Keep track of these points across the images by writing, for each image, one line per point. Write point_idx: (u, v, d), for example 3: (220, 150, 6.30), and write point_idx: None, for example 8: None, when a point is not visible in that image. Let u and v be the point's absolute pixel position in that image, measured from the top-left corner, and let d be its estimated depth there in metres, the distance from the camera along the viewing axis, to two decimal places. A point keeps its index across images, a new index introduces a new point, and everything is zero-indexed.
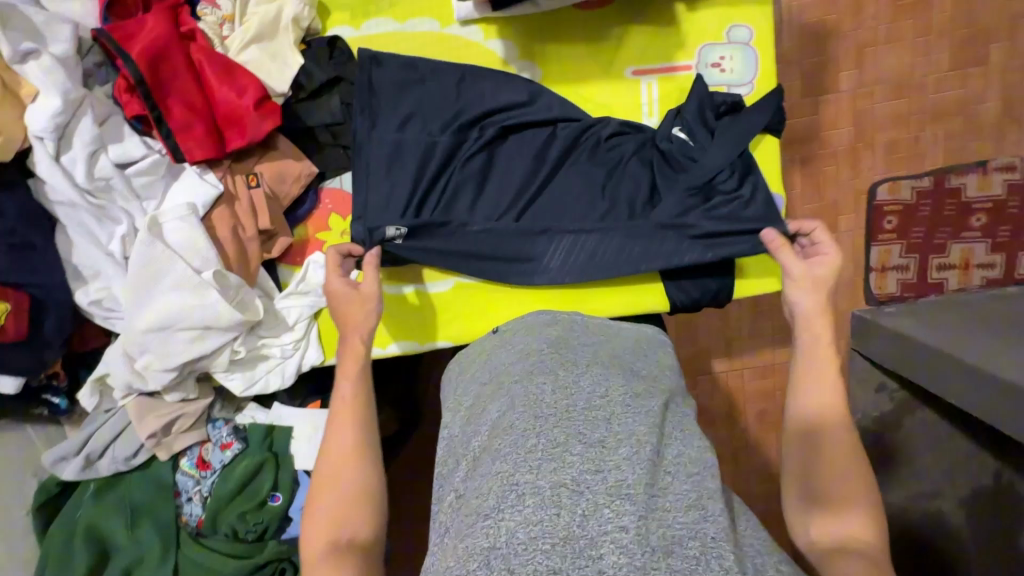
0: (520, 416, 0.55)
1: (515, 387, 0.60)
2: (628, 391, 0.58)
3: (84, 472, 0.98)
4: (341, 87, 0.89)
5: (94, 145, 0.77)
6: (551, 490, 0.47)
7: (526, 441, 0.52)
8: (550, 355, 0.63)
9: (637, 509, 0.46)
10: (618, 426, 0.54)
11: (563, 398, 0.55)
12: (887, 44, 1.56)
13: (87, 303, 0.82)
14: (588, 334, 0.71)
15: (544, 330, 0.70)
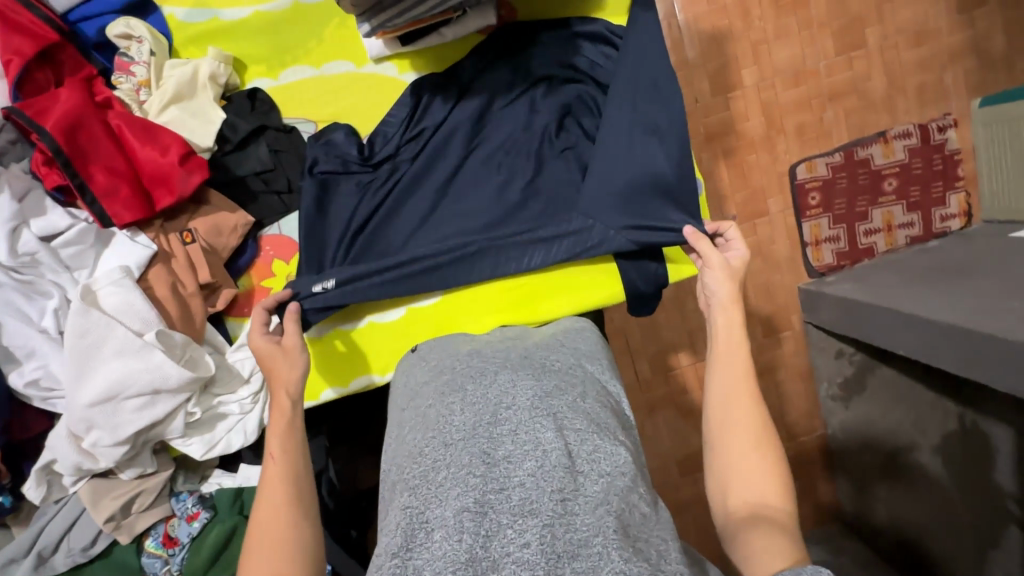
0: (431, 449, 0.60)
1: (429, 410, 0.66)
2: (537, 392, 0.65)
3: (39, 570, 0.92)
4: (267, 135, 0.92)
5: (15, 222, 0.75)
6: (455, 517, 0.52)
7: (434, 471, 0.57)
8: (460, 372, 0.70)
9: (541, 520, 0.52)
10: (524, 434, 0.60)
11: (469, 417, 0.62)
12: (778, 39, 1.71)
13: (23, 384, 0.79)
14: (498, 344, 0.78)
15: (464, 349, 0.77)
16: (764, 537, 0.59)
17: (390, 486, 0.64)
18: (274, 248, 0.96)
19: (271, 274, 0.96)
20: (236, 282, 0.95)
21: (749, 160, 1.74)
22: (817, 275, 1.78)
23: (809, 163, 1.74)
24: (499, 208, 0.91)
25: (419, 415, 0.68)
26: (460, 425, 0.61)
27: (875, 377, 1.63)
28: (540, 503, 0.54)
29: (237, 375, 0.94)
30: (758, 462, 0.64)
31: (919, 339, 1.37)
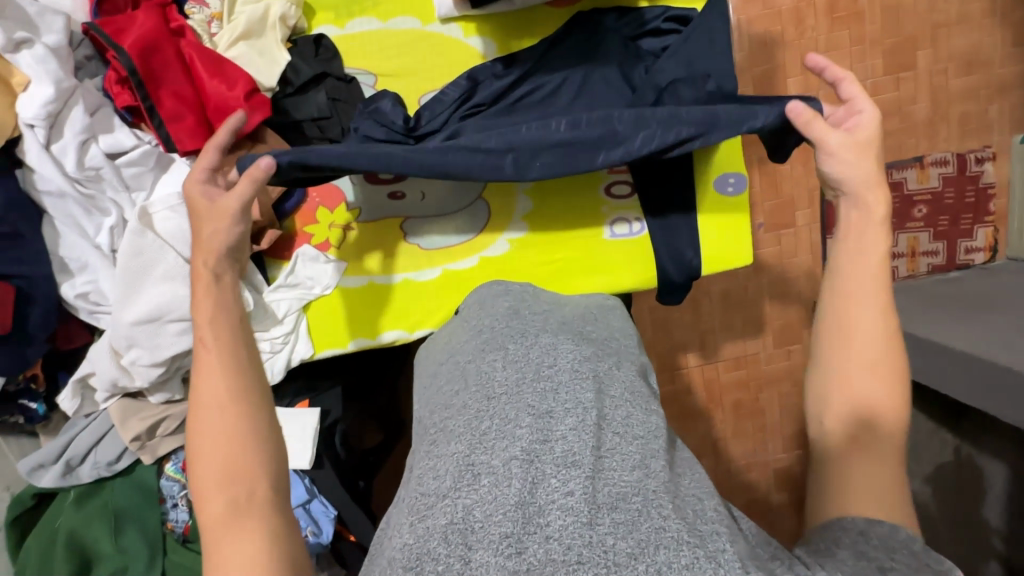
0: (476, 401, 0.63)
1: (470, 366, 0.69)
2: (577, 356, 0.67)
3: (65, 478, 0.95)
4: (327, 83, 0.93)
5: (85, 135, 0.76)
6: (504, 464, 0.56)
7: (479, 422, 0.61)
8: (500, 331, 0.72)
9: (584, 472, 0.55)
10: (564, 394, 0.62)
11: (513, 374, 0.65)
12: (828, 52, 1.70)
13: (73, 296, 0.81)
14: (536, 305, 0.79)
15: (501, 306, 0.78)
16: (869, 469, 0.56)
17: (429, 432, 0.66)
18: (320, 196, 1.00)
19: (315, 220, 1.00)
20: (281, 223, 1.00)
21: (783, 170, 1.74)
22: None
23: None
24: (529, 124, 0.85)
25: (458, 370, 0.71)
26: (504, 380, 0.64)
27: None
28: (582, 455, 0.57)
29: (272, 314, 0.97)
30: (875, 382, 0.60)
31: (932, 365, 1.41)
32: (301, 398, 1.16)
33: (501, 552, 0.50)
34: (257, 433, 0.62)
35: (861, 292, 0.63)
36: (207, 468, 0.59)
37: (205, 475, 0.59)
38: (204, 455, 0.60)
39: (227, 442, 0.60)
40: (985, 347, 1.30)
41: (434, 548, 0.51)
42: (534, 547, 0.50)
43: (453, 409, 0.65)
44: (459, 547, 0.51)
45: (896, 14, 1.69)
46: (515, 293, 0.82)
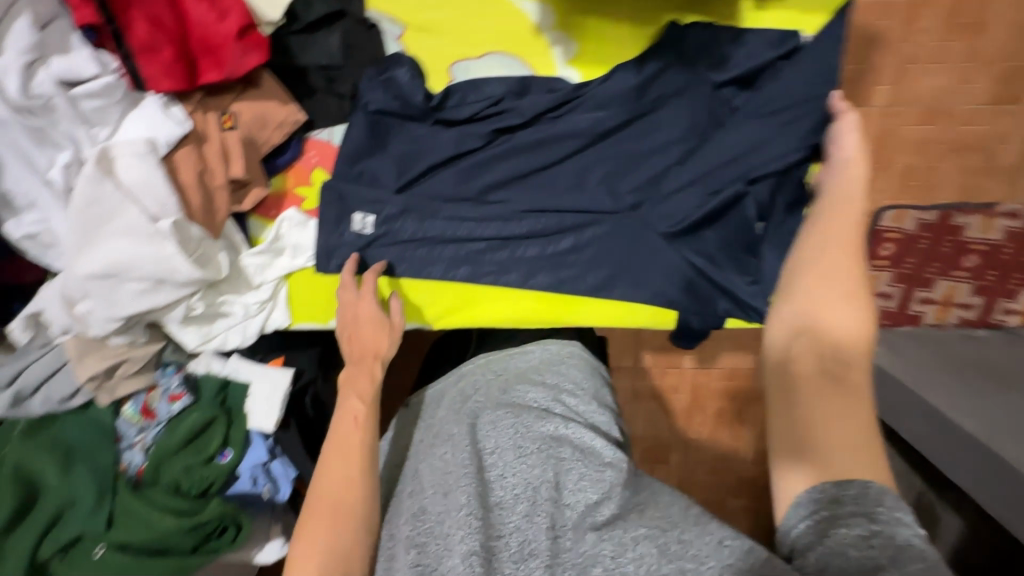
0: (430, 499, 0.62)
1: (417, 462, 0.68)
2: (519, 430, 0.67)
3: (14, 408, 0.90)
4: (342, 24, 0.77)
5: (32, 55, 0.62)
6: (463, 563, 0.54)
7: (433, 526, 0.59)
8: (444, 415, 0.72)
9: (542, 559, 0.54)
10: (512, 478, 0.62)
11: (457, 458, 0.64)
12: (931, 64, 1.46)
13: (19, 236, 0.71)
14: (483, 372, 0.77)
15: (451, 388, 0.77)
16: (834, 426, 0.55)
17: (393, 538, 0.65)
18: (317, 155, 0.85)
19: (307, 182, 0.86)
20: (269, 179, 0.86)
21: None
22: None
23: (898, 212, 1.56)
24: (556, 184, 0.83)
25: (408, 469, 0.69)
26: (450, 469, 0.63)
27: None
28: (538, 542, 0.56)
29: (246, 279, 0.87)
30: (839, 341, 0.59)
31: (929, 432, 1.32)
32: (273, 356, 1.07)
33: None
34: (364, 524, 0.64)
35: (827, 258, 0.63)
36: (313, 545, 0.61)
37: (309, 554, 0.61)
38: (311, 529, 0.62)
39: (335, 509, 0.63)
40: (997, 430, 1.21)
41: None
42: None
43: (409, 507, 0.63)
44: None
45: None
46: (486, 360, 0.81)
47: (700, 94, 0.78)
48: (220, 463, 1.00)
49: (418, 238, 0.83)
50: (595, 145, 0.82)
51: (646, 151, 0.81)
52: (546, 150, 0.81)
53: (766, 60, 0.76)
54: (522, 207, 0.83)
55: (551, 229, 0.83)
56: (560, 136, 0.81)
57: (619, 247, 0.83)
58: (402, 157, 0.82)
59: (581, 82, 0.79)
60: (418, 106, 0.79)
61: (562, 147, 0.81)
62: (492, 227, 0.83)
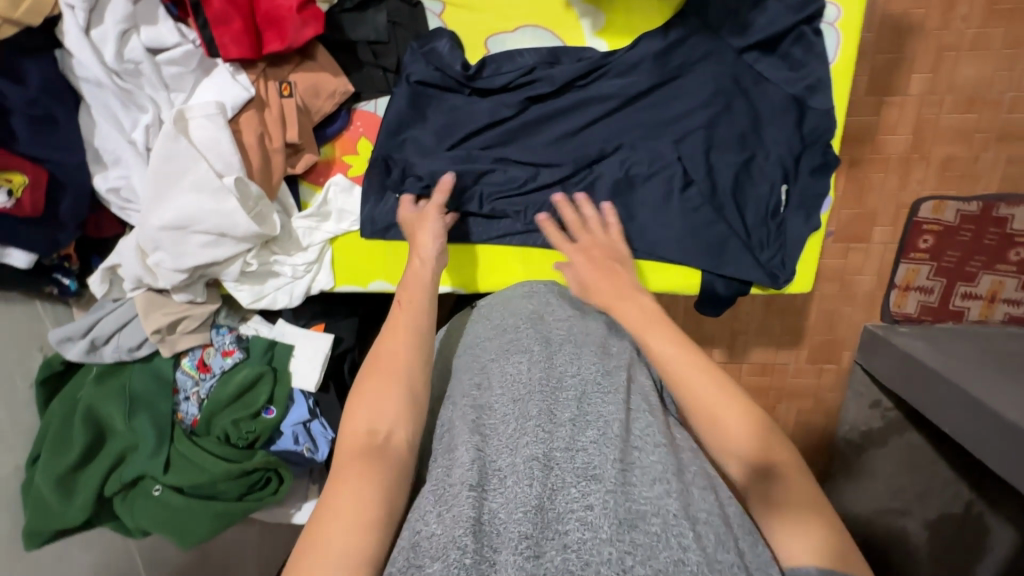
0: (501, 403, 0.64)
1: (495, 367, 0.70)
2: (601, 368, 0.67)
3: (89, 355, 1.00)
4: (390, 3, 0.85)
5: (126, 25, 0.71)
6: (524, 464, 0.56)
7: (504, 425, 0.61)
8: (527, 329, 0.74)
9: (605, 487, 0.54)
10: (588, 406, 0.63)
11: (538, 375, 0.66)
12: (972, 52, 1.44)
13: (105, 190, 0.80)
14: (564, 306, 0.78)
15: (528, 309, 0.78)
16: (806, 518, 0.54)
17: (444, 423, 0.67)
18: (364, 126, 0.92)
19: (354, 151, 0.93)
20: (319, 148, 0.93)
21: (874, 178, 1.54)
22: (889, 320, 1.61)
23: (938, 203, 1.53)
24: (587, 149, 0.87)
25: (481, 369, 0.71)
26: (528, 382, 0.65)
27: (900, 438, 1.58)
28: (603, 468, 0.55)
29: (295, 241, 0.94)
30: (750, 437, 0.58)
31: (970, 423, 1.27)
32: (316, 322, 1.14)
33: (520, 552, 0.49)
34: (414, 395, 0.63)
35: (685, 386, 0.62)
36: (371, 395, 0.62)
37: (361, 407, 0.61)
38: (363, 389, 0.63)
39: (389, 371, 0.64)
40: None
41: (460, 538, 0.49)
42: (552, 555, 0.49)
43: (470, 403, 0.66)
44: (480, 547, 0.50)
45: None
46: (541, 294, 0.81)
47: (724, 61, 0.82)
48: (265, 418, 1.07)
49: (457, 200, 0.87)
50: (623, 112, 0.86)
51: (670, 117, 0.85)
52: (578, 116, 0.87)
53: (787, 28, 0.79)
54: (555, 173, 0.87)
55: (583, 194, 0.88)
56: (586, 104, 0.86)
57: (646, 212, 0.87)
58: (443, 125, 0.88)
59: (609, 51, 0.84)
60: (456, 75, 0.85)
61: (590, 112, 0.86)
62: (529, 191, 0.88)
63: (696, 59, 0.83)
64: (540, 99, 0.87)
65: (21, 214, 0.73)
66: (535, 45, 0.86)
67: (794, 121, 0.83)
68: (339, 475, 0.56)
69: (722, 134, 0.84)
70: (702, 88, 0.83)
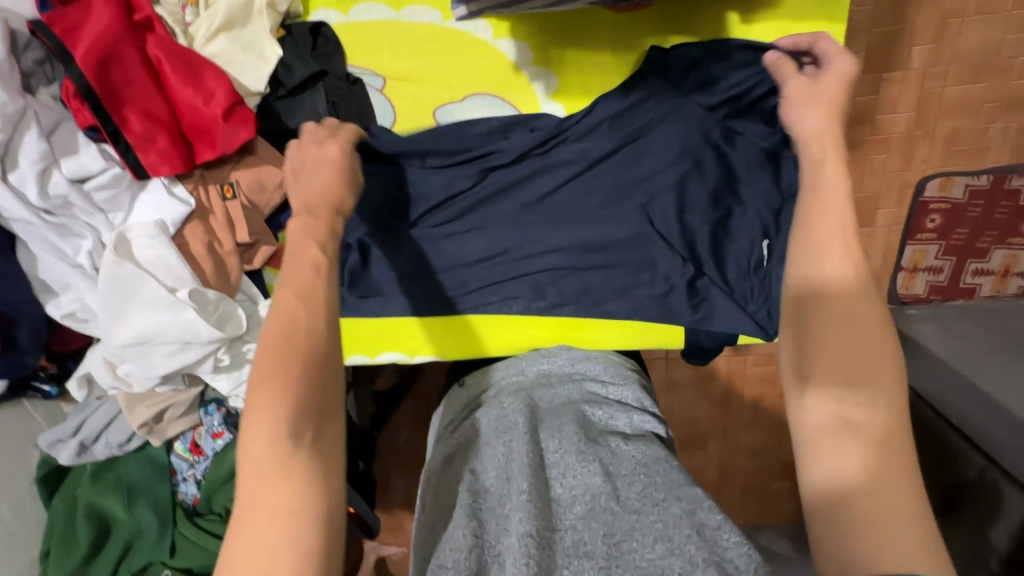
0: (495, 487, 0.61)
1: (482, 451, 0.67)
2: (581, 433, 0.64)
3: (81, 455, 1.01)
4: (326, 82, 0.77)
5: (44, 162, 0.67)
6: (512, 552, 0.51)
7: (486, 515, 0.58)
8: (509, 408, 0.71)
9: (597, 565, 0.50)
10: (572, 478, 0.59)
11: (516, 450, 0.62)
12: (978, 16, 1.31)
13: (60, 316, 0.78)
14: (548, 381, 0.75)
15: (513, 388, 0.76)
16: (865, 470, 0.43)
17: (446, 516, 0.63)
18: None
19: None
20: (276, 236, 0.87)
21: (877, 160, 1.44)
22: (897, 303, 1.55)
23: (945, 180, 1.43)
24: (553, 215, 0.82)
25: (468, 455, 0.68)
26: (512, 460, 0.61)
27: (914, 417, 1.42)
28: (593, 545, 0.52)
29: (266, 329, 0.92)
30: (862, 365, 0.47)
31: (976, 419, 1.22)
32: None
33: None
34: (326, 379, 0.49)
35: (836, 283, 0.49)
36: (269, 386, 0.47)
37: (262, 415, 0.46)
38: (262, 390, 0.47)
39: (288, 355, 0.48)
40: None
41: None
42: None
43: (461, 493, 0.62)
44: None
45: None
46: (527, 367, 0.79)
47: (690, 116, 0.75)
48: None
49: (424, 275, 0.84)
50: (589, 173, 0.80)
51: (642, 176, 0.78)
52: (542, 180, 0.80)
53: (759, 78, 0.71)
54: (522, 244, 0.82)
55: (555, 264, 0.83)
56: (547, 172, 0.80)
57: (621, 276, 0.83)
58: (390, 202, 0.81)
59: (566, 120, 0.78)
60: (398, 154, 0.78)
61: (555, 176, 0.80)
62: (499, 264, 0.84)
63: (658, 117, 0.76)
64: (478, 155, 0.78)
65: None
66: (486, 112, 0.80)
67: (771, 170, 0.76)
68: (251, 499, 0.44)
69: (696, 193, 0.77)
70: (671, 146, 0.76)
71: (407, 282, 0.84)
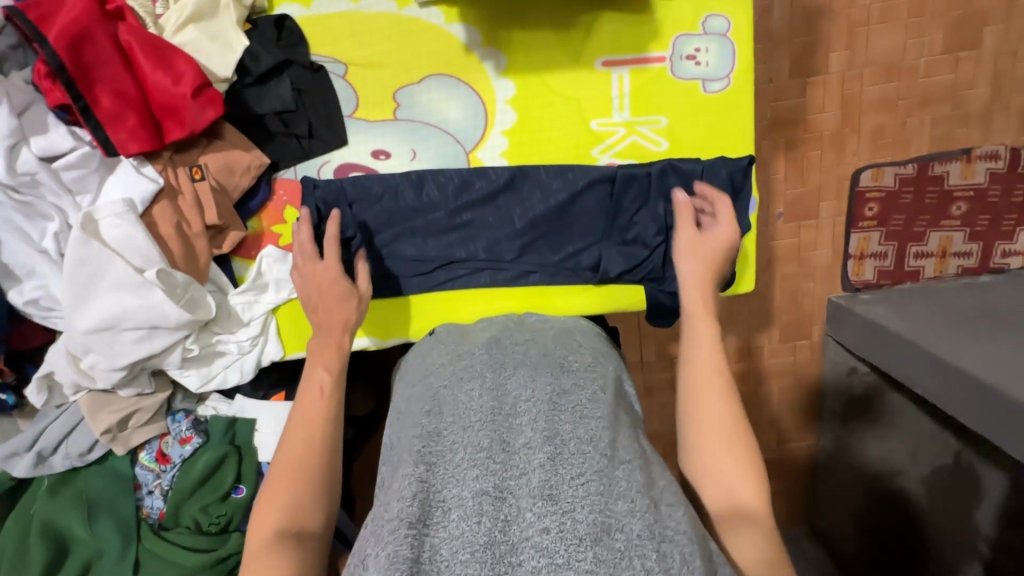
0: (452, 432, 0.69)
1: (445, 393, 0.75)
2: (556, 387, 0.72)
3: (37, 468, 0.97)
4: (292, 71, 0.84)
5: (14, 138, 0.70)
6: (475, 500, 0.60)
7: (452, 455, 0.66)
8: (482, 357, 0.78)
9: (559, 509, 0.59)
10: (539, 426, 0.67)
11: (486, 403, 0.70)
12: (881, 25, 1.47)
13: (22, 303, 0.78)
14: (520, 335, 0.82)
15: (485, 336, 0.83)
16: (753, 544, 0.61)
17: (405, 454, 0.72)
18: (287, 194, 0.91)
19: (281, 219, 0.92)
20: (246, 223, 0.92)
21: (812, 156, 1.55)
22: (850, 289, 1.63)
23: (876, 170, 1.55)
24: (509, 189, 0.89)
25: (433, 394, 0.76)
26: (478, 411, 0.69)
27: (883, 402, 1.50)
28: (559, 489, 0.60)
29: (237, 318, 0.93)
30: (736, 466, 0.66)
31: (936, 385, 1.26)
32: (276, 393, 1.14)
33: None
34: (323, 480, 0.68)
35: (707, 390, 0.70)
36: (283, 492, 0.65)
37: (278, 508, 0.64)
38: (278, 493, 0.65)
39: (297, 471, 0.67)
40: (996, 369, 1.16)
41: None
42: None
43: (422, 432, 0.71)
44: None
45: None
46: (500, 322, 0.88)
47: None
48: (236, 498, 1.02)
49: (394, 255, 0.92)
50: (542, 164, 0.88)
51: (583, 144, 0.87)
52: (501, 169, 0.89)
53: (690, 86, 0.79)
54: (486, 216, 0.91)
55: (514, 233, 0.91)
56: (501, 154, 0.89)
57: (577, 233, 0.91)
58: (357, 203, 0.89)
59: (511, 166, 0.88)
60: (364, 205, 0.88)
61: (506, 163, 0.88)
62: (463, 238, 0.92)
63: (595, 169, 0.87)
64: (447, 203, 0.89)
65: None
66: (444, 93, 0.86)
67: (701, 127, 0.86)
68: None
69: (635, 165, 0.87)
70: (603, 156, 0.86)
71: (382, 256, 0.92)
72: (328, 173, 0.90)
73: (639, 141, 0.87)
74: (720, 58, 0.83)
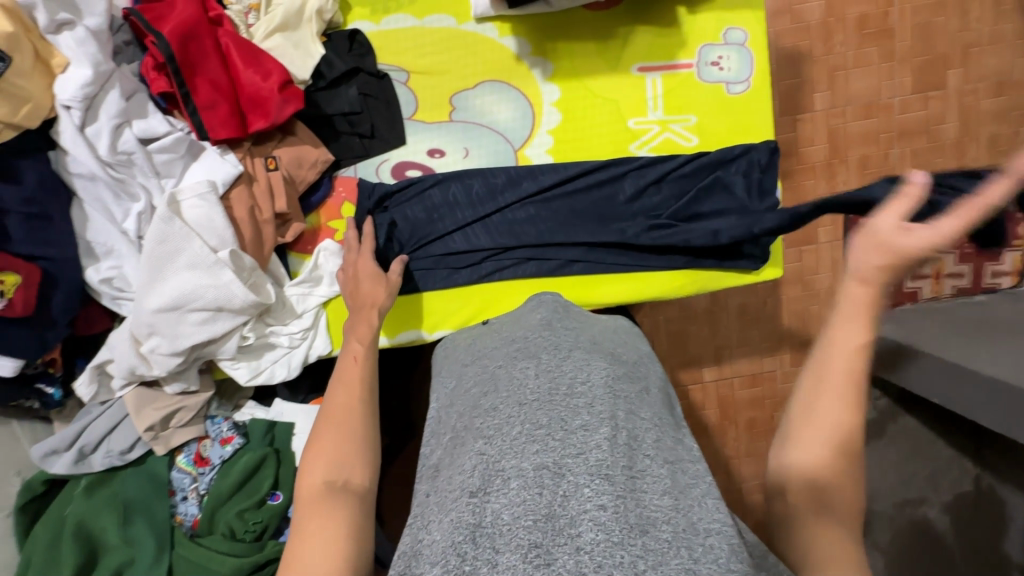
0: (507, 407, 0.60)
1: (501, 372, 0.66)
2: (610, 373, 0.63)
3: (77, 466, 0.96)
4: (360, 78, 0.93)
5: (119, 119, 0.78)
6: (534, 471, 0.51)
7: (509, 428, 0.57)
8: (533, 339, 0.70)
9: (616, 489, 0.50)
10: (598, 406, 0.58)
11: (545, 380, 0.61)
12: (856, 69, 1.62)
13: (97, 281, 0.81)
14: (569, 321, 0.74)
15: (535, 320, 0.75)
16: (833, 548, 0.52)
17: (454, 432, 0.65)
18: (345, 190, 0.96)
19: (338, 216, 0.96)
20: (305, 217, 0.96)
21: (807, 186, 1.64)
22: None
23: None
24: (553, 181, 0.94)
25: (487, 374, 0.68)
26: (536, 391, 0.60)
27: (896, 425, 1.47)
28: (615, 470, 0.52)
29: (290, 309, 0.93)
30: (831, 460, 0.53)
31: (954, 390, 1.20)
32: (315, 397, 1.11)
33: (526, 561, 0.45)
34: (361, 426, 0.68)
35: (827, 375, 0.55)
36: (324, 446, 0.65)
37: (321, 457, 0.64)
38: (323, 440, 0.66)
39: (338, 421, 0.67)
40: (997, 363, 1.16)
41: (461, 547, 0.48)
42: (564, 559, 0.45)
43: (479, 411, 0.62)
44: (487, 552, 0.47)
45: (927, 30, 1.61)
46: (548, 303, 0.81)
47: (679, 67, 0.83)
48: (272, 505, 0.97)
49: (445, 249, 0.95)
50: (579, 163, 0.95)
51: (618, 140, 0.96)
52: (546, 168, 0.95)
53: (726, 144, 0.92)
54: (530, 204, 0.95)
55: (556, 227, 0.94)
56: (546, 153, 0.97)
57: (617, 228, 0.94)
58: (420, 201, 0.95)
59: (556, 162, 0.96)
60: (423, 195, 0.94)
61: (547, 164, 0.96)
62: (509, 231, 0.94)
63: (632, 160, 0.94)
64: (496, 189, 0.95)
65: (10, 313, 0.73)
66: (497, 96, 0.96)
67: (727, 124, 0.96)
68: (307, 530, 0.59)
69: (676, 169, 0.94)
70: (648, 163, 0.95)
71: (429, 245, 0.95)
72: (386, 171, 0.96)
73: (671, 138, 0.96)
74: (740, 63, 0.95)
